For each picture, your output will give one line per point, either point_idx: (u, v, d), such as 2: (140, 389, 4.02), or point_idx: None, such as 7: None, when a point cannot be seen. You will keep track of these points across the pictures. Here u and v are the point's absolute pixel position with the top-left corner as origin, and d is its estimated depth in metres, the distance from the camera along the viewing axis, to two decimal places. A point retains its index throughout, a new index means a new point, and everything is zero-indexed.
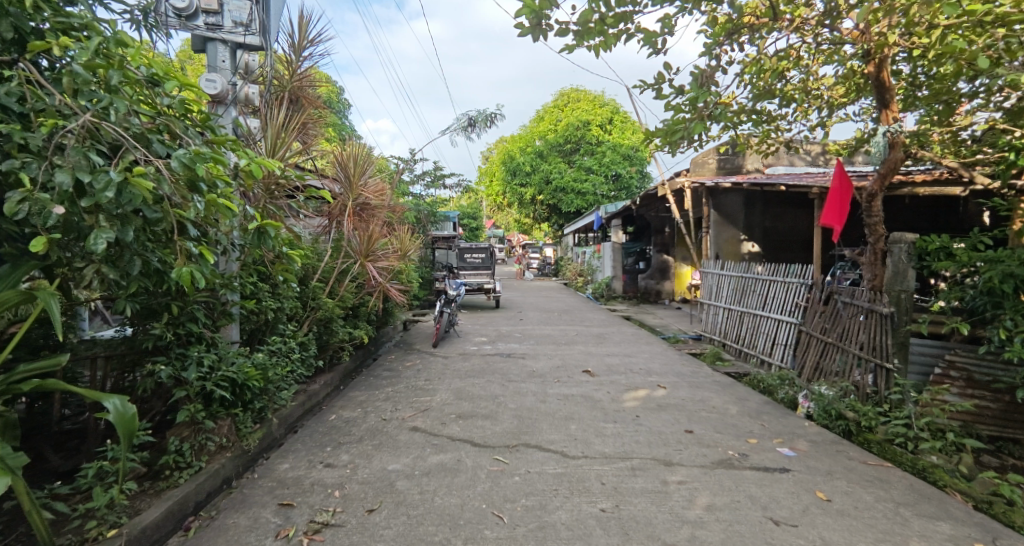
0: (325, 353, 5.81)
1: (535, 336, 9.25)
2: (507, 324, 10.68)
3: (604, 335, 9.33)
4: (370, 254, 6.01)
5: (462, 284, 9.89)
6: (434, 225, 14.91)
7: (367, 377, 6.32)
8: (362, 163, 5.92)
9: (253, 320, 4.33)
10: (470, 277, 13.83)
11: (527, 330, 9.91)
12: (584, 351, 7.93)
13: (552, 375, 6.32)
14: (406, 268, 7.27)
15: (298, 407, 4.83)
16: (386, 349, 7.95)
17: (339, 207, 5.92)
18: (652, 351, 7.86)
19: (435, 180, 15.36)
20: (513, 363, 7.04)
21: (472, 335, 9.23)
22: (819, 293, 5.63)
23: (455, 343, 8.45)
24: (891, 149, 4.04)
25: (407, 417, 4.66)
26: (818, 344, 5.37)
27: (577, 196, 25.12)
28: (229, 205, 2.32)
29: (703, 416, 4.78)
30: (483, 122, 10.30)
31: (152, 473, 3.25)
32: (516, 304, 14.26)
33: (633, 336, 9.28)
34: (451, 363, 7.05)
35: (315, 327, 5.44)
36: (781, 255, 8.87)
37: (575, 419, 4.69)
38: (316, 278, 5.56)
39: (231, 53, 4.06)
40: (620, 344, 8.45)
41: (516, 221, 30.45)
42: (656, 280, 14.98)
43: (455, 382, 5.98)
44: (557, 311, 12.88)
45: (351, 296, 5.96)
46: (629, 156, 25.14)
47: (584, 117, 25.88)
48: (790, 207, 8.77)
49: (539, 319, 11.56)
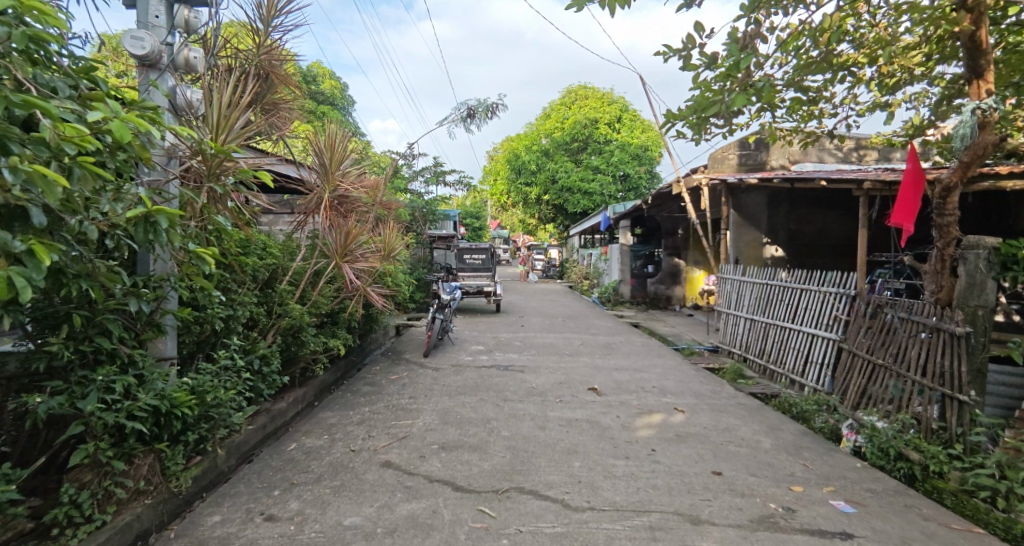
0: (294, 367, 5.09)
1: (536, 345, 8.52)
2: (508, 331, 9.96)
3: (611, 345, 8.58)
4: (348, 254, 5.33)
5: (458, 287, 9.16)
6: (432, 224, 14.22)
7: (345, 393, 5.61)
8: (342, 151, 5.27)
9: (195, 332, 3.60)
10: (469, 279, 13.13)
11: (528, 338, 9.17)
12: (589, 364, 7.19)
13: (553, 394, 5.58)
14: (393, 270, 6.59)
15: (254, 432, 4.12)
16: (372, 359, 7.23)
17: (315, 201, 5.31)
18: (665, 365, 7.11)
19: (435, 176, 14.68)
20: (510, 378, 6.31)
21: (468, 343, 8.52)
22: (864, 306, 4.88)
23: (448, 352, 7.74)
24: (982, 131, 3.38)
25: (379, 449, 3.94)
26: (865, 366, 4.63)
27: (584, 196, 24.41)
28: (53, 175, 1.51)
29: (731, 451, 4.02)
30: (484, 113, 9.58)
31: (39, 531, 2.52)
32: (518, 309, 13.52)
33: (643, 347, 8.53)
34: (442, 376, 6.33)
35: (281, 337, 4.72)
36: (807, 260, 8.14)
37: (579, 453, 3.95)
38: (285, 282, 4.88)
39: (168, 7, 3.36)
40: (629, 356, 7.71)
41: (521, 221, 29.75)
42: (667, 284, 14.20)
43: (443, 402, 5.27)
44: (561, 316, 12.14)
45: (326, 301, 5.25)
46: (638, 155, 24.47)
47: (592, 115, 25.30)
48: (817, 208, 8.06)
49: (541, 325, 10.83)
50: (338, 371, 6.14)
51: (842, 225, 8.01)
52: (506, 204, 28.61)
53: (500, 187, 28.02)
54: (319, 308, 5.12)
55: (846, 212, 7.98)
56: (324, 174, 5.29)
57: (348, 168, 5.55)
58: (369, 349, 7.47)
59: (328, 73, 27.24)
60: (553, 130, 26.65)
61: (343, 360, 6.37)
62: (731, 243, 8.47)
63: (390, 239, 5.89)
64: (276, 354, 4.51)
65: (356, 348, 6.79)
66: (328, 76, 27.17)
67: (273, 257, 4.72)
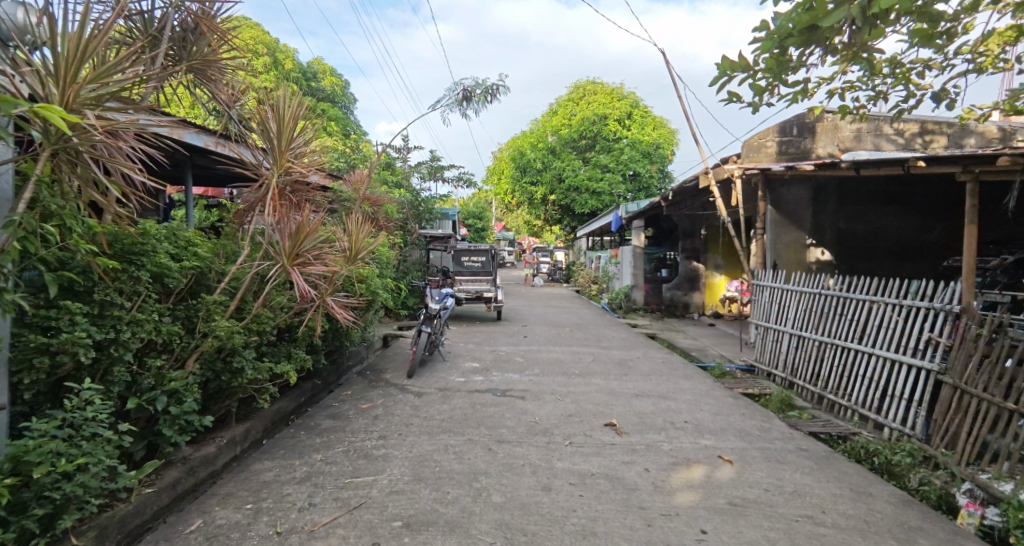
0: (228, 401, 3.96)
1: (540, 362, 7.37)
2: (508, 343, 8.83)
3: (627, 363, 7.41)
4: (299, 255, 4.18)
5: (449, 292, 7.79)
6: (428, 223, 13.11)
7: (301, 428, 4.49)
8: (292, 123, 4.19)
9: (42, 366, 2.47)
10: (467, 284, 12.02)
11: (531, 352, 8.01)
12: (602, 388, 6.03)
13: (561, 434, 4.42)
14: (369, 278, 5.51)
15: (155, 496, 3.02)
16: (346, 381, 6.10)
17: (263, 189, 4.30)
18: (694, 391, 5.93)
19: (431, 172, 13.59)
20: (508, 408, 5.16)
21: (461, 359, 7.39)
22: (973, 326, 3.71)
23: (437, 371, 6.62)
24: None
25: (316, 530, 2.79)
26: (981, 408, 3.45)
27: (592, 196, 23.26)
28: None
29: (812, 534, 2.84)
30: (482, 96, 8.40)
31: None
32: (522, 316, 12.37)
33: (665, 365, 7.35)
34: (425, 405, 5.20)
35: (203, 364, 3.59)
36: (859, 266, 6.96)
37: (599, 538, 2.78)
38: (218, 291, 3.79)
39: None
40: (650, 377, 6.54)
41: (526, 222, 28.64)
42: (684, 290, 13.02)
43: (420, 444, 4.13)
44: (568, 326, 10.99)
45: (271, 316, 4.12)
46: (649, 154, 23.44)
47: (601, 111, 24.32)
48: (872, 204, 6.85)
49: (546, 336, 9.68)
50: (295, 400, 5.06)
51: (899, 226, 6.85)
52: (510, 204, 27.49)
53: (504, 186, 26.91)
54: (263, 326, 4.02)
55: (903, 209, 6.82)
56: (270, 153, 4.25)
57: (301, 149, 4.52)
58: (341, 369, 6.37)
59: (328, 69, 26.23)
60: (559, 128, 25.56)
61: (300, 385, 5.30)
62: (767, 245, 7.27)
63: (357, 235, 4.72)
64: (196, 388, 3.41)
65: (321, 370, 5.71)
66: (327, 72, 26.23)
67: (195, 260, 3.62)
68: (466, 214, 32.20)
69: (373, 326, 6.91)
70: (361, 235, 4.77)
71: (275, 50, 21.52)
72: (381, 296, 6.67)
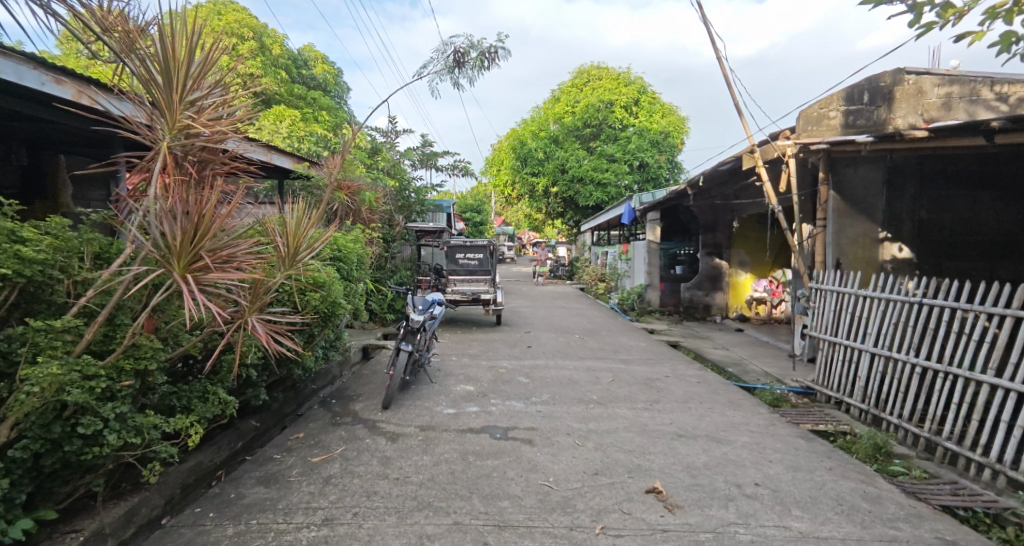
0: (88, 482, 2.58)
1: (549, 384, 6.03)
2: (509, 356, 7.51)
3: (655, 385, 6.07)
4: (201, 258, 2.71)
5: (436, 292, 6.15)
6: (420, 216, 11.77)
7: (215, 502, 3.11)
8: (185, 60, 2.72)
9: None
10: (463, 284, 10.68)
11: (538, 371, 6.67)
12: (632, 425, 4.69)
13: (589, 513, 3.07)
14: (321, 282, 4.12)
15: None
16: (303, 419, 4.74)
17: (150, 159, 2.91)
18: (753, 429, 4.58)
19: (423, 160, 12.24)
20: (511, 462, 3.81)
21: (452, 381, 6.05)
22: None
23: (421, 400, 5.27)
24: None
25: None
26: None
27: (597, 187, 21.91)
28: None
29: None
30: (478, 60, 7.02)
31: None
32: (525, 321, 11.01)
33: (703, 387, 5.99)
34: (399, 457, 3.85)
35: (24, 434, 2.23)
36: (945, 265, 5.63)
37: None
38: (71, 311, 2.46)
39: None
40: (690, 408, 5.19)
41: (528, 217, 27.26)
42: (705, 290, 11.68)
43: (380, 538, 2.77)
44: (578, 333, 9.64)
45: (159, 350, 2.72)
46: (658, 142, 22.03)
47: (605, 98, 23.01)
48: (961, 188, 5.55)
49: (553, 347, 8.34)
50: (222, 452, 3.74)
51: (997, 216, 5.53)
52: (510, 197, 26.09)
53: (503, 178, 25.50)
54: (145, 363, 2.63)
55: (1002, 194, 5.50)
56: (159, 104, 2.81)
57: (212, 101, 3.05)
58: (292, 397, 5.06)
59: (319, 57, 24.76)
60: (562, 115, 24.20)
61: (233, 427, 3.99)
62: (829, 240, 5.88)
63: (296, 230, 3.25)
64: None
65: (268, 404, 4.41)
66: (319, 59, 24.77)
67: (18, 266, 2.29)
68: (463, 208, 30.89)
69: (342, 344, 5.55)
70: (302, 231, 3.28)
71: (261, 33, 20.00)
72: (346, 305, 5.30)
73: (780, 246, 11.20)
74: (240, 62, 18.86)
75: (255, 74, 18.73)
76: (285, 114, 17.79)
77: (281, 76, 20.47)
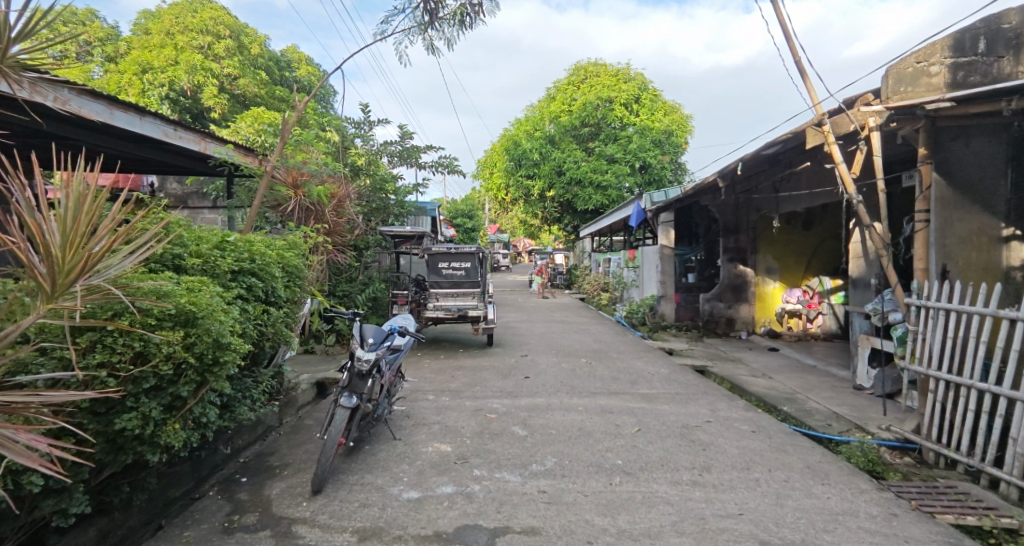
0: None
1: (555, 440, 4.47)
2: (501, 393, 5.96)
3: (697, 439, 4.50)
4: None
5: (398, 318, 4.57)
6: (398, 220, 10.24)
7: None
8: None
9: None
10: (448, 299, 9.15)
11: (537, 418, 5.13)
12: (684, 520, 3.11)
13: None
14: (192, 314, 2.58)
15: None
16: (184, 517, 3.12)
17: None
18: (868, 527, 3.00)
19: (402, 156, 10.64)
20: None
21: (422, 439, 4.48)
22: None
23: (369, 478, 3.66)
24: None
25: None
26: None
27: (596, 190, 20.45)
28: None
29: None
30: (458, 12, 5.48)
31: None
32: (521, 340, 9.47)
33: (761, 441, 4.42)
34: None
35: None
36: None
37: None
38: None
39: None
40: (757, 482, 3.62)
41: (523, 223, 25.77)
42: (728, 302, 10.11)
43: None
44: (584, 356, 8.09)
45: None
46: (660, 142, 20.67)
47: (604, 95, 21.62)
48: None
49: (556, 377, 6.79)
50: None
51: None
52: (504, 202, 24.58)
53: (496, 181, 24.01)
54: None
55: None
56: None
57: None
58: (181, 474, 3.47)
59: (303, 58, 22.98)
60: (558, 114, 22.73)
61: None
62: (931, 239, 4.30)
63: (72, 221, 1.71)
64: None
65: (126, 499, 2.84)
66: (303, 59, 23.14)
67: None
68: (454, 214, 29.42)
69: (262, 396, 3.93)
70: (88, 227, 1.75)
71: (239, 31, 17.63)
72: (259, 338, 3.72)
73: (812, 251, 9.81)
74: (216, 61, 16.97)
75: (230, 73, 16.93)
76: (262, 115, 16.12)
77: (261, 78, 18.48)
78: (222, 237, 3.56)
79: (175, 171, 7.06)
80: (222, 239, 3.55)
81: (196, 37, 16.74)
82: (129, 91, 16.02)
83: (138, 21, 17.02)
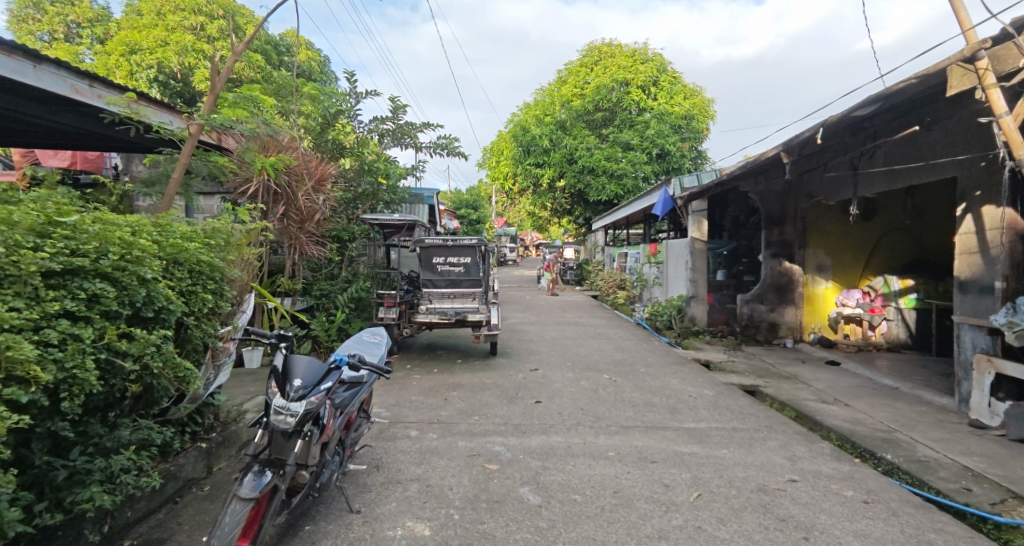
0: None
1: (581, 517, 3.08)
2: (506, 428, 4.60)
3: (788, 516, 3.08)
4: None
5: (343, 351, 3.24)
6: (388, 207, 8.89)
7: None
8: None
9: None
10: (444, 302, 7.90)
11: (554, 471, 3.75)
12: None
13: None
14: None
15: None
16: None
17: None
18: None
19: (395, 135, 9.20)
20: None
21: (387, 515, 3.09)
22: None
23: None
24: None
25: None
26: None
27: (611, 179, 18.98)
28: None
29: None
30: None
31: None
32: (530, 348, 8.11)
33: (886, 522, 3.01)
34: None
35: None
36: None
37: None
38: None
39: None
40: None
41: (531, 215, 24.38)
42: (771, 305, 8.65)
43: None
44: (606, 372, 6.71)
45: None
46: (679, 128, 19.19)
47: (619, 77, 20.09)
48: None
49: (574, 401, 5.42)
50: None
51: None
52: (512, 192, 23.16)
53: (503, 169, 22.58)
54: None
55: None
56: None
57: None
58: None
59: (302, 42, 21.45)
60: (570, 98, 21.24)
61: None
62: None
63: None
64: None
65: None
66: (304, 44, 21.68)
67: None
68: (458, 205, 28.13)
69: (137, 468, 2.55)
70: None
71: (233, 12, 15.66)
72: (118, 380, 2.33)
73: (873, 244, 8.40)
74: (208, 43, 15.29)
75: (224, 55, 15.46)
76: None
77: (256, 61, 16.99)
78: (52, 215, 2.18)
79: (107, 138, 5.76)
80: (51, 218, 2.16)
81: (188, 17, 15.02)
82: (117, 73, 14.63)
83: (128, 1, 15.44)
